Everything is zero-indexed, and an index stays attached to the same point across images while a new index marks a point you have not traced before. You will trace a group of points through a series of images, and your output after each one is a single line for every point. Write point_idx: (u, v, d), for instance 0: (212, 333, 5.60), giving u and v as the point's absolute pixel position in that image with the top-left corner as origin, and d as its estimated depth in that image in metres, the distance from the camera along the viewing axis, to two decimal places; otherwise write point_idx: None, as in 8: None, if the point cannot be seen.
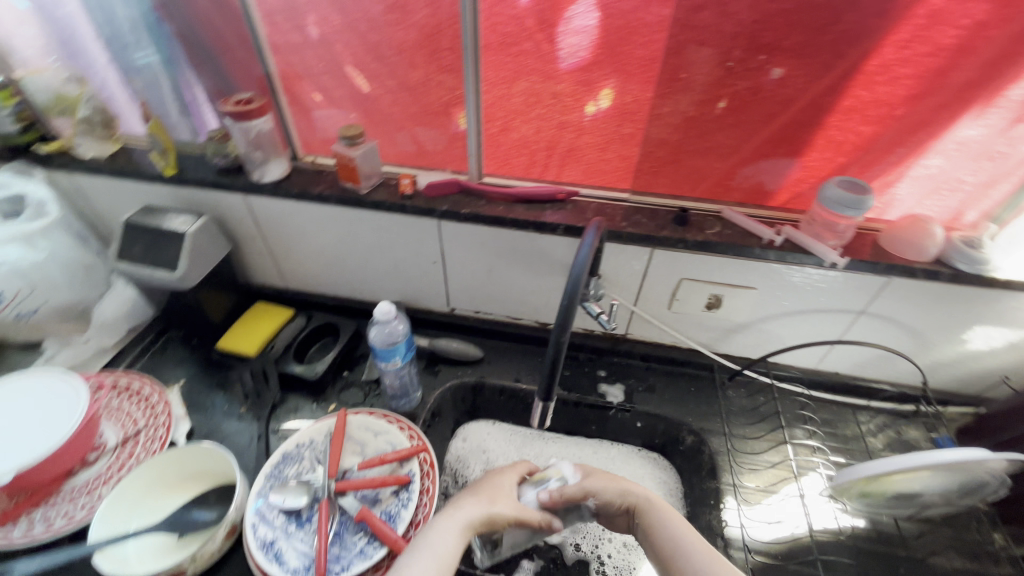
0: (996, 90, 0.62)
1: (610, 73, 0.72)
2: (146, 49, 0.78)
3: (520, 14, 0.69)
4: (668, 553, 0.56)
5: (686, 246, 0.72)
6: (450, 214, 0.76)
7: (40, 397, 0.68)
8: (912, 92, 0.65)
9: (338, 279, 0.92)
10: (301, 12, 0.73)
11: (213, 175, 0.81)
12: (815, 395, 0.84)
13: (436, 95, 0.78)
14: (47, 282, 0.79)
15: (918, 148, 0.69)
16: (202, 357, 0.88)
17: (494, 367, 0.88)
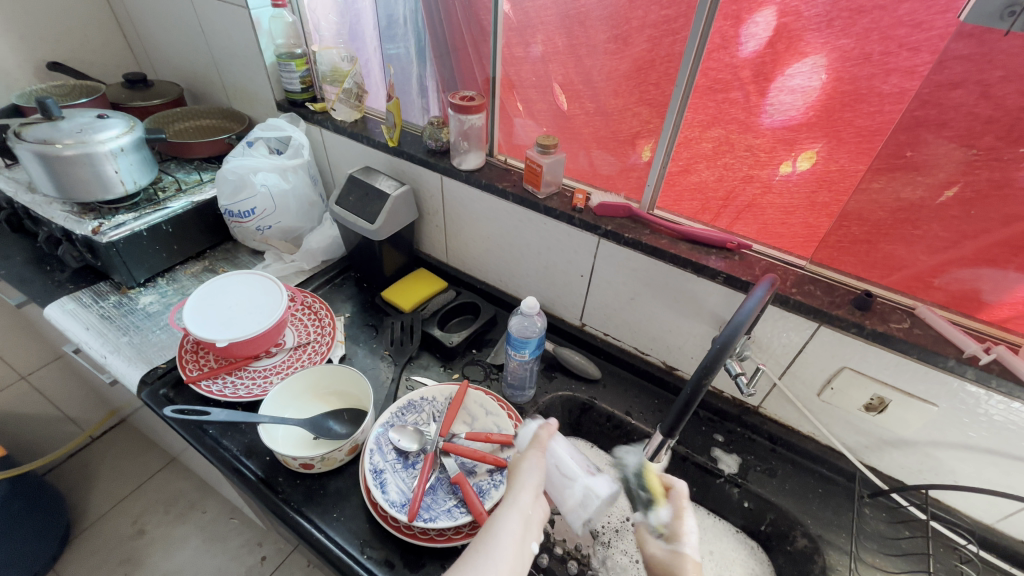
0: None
1: (819, 137, 0.68)
2: (399, 44, 0.99)
3: (737, 64, 0.69)
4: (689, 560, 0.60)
5: (861, 334, 0.65)
6: (613, 235, 0.79)
7: (258, 295, 0.87)
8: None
9: (492, 267, 1.01)
10: (532, 31, 0.84)
11: (424, 154, 0.95)
12: (980, 552, 0.69)
13: (632, 124, 0.83)
14: (283, 208, 1.00)
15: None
16: (366, 300, 1.03)
17: (608, 391, 0.89)
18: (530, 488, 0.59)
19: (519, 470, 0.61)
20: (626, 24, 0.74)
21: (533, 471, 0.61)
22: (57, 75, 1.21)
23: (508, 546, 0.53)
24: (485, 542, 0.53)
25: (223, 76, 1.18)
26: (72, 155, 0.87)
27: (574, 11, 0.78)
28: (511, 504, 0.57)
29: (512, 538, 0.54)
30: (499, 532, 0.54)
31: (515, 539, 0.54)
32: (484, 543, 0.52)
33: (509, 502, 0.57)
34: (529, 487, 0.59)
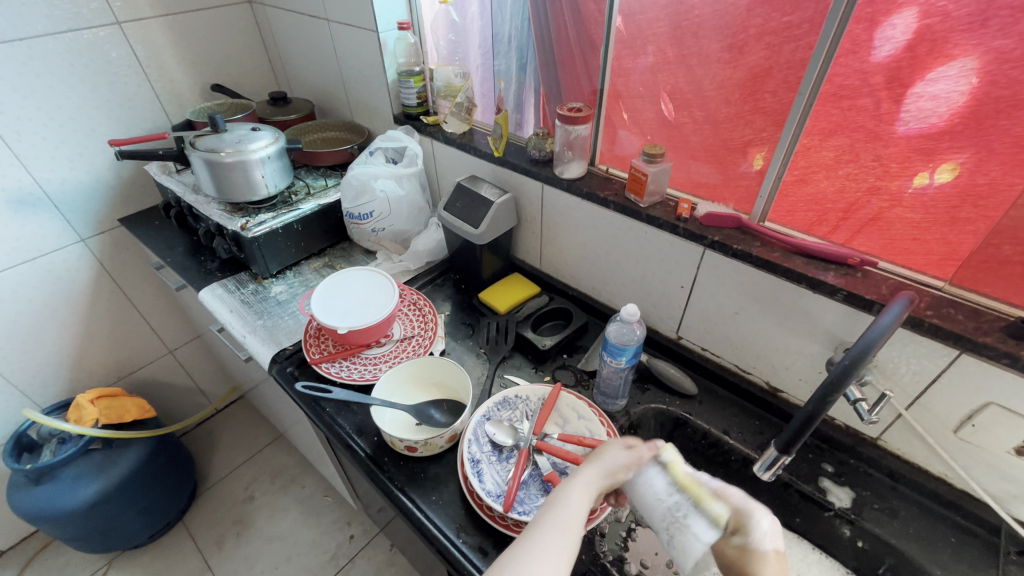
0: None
1: (964, 149, 0.62)
2: (509, 58, 1.05)
3: (868, 69, 0.65)
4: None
5: (1014, 367, 0.58)
6: (719, 246, 0.77)
7: (373, 288, 0.96)
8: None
9: (586, 274, 1.02)
10: (643, 42, 0.85)
11: (527, 163, 0.99)
12: None
13: (743, 133, 0.81)
14: (396, 211, 1.09)
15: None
16: (464, 300, 1.09)
17: (704, 408, 0.86)
18: (604, 474, 0.53)
19: (599, 453, 0.55)
20: (742, 32, 0.73)
21: (617, 457, 0.54)
22: (216, 95, 1.42)
23: (574, 521, 0.49)
24: (553, 517, 0.48)
25: (349, 93, 1.32)
26: (230, 162, 1.02)
27: (686, 22, 0.78)
28: (579, 478, 0.52)
29: (579, 516, 0.49)
30: (568, 507, 0.49)
31: (582, 514, 0.50)
32: (551, 511, 0.49)
33: (579, 478, 0.52)
34: (605, 477, 0.53)
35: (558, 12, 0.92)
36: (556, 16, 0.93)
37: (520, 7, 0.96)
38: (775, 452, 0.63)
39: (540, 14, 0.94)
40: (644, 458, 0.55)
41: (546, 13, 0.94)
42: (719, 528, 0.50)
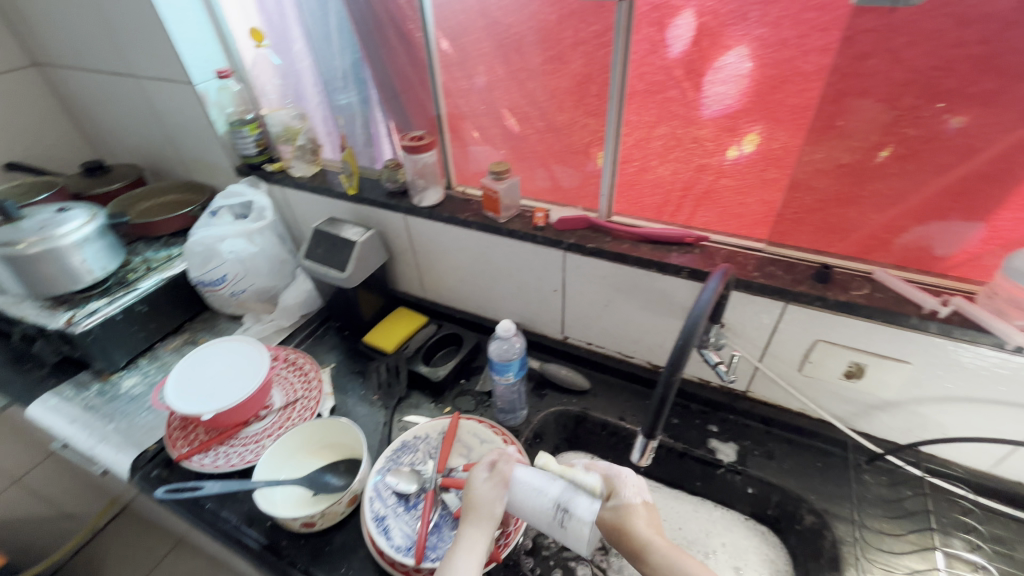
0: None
1: (758, 119, 0.73)
2: (350, 92, 1.01)
3: (669, 64, 0.73)
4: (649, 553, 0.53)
5: (826, 306, 0.67)
6: (577, 247, 0.81)
7: (238, 360, 0.87)
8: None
9: (468, 294, 1.02)
10: (475, 62, 0.87)
11: (384, 197, 0.96)
12: (971, 497, 0.70)
13: (581, 136, 0.86)
14: (254, 270, 1.01)
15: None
16: (350, 347, 1.03)
17: (600, 400, 0.89)
18: (486, 524, 0.59)
19: (474, 504, 0.60)
20: (560, 43, 0.78)
21: (489, 494, 0.61)
22: (14, 174, 1.22)
23: None
24: None
25: (179, 150, 1.20)
26: (36, 253, 0.87)
27: (509, 39, 0.82)
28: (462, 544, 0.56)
29: None
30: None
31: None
32: None
33: (465, 542, 0.57)
34: (484, 522, 0.59)
35: (385, 43, 0.91)
36: (385, 47, 0.92)
37: (347, 41, 0.94)
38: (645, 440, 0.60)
39: (370, 47, 0.93)
40: (508, 473, 0.63)
41: (375, 45, 0.92)
42: (598, 496, 0.59)
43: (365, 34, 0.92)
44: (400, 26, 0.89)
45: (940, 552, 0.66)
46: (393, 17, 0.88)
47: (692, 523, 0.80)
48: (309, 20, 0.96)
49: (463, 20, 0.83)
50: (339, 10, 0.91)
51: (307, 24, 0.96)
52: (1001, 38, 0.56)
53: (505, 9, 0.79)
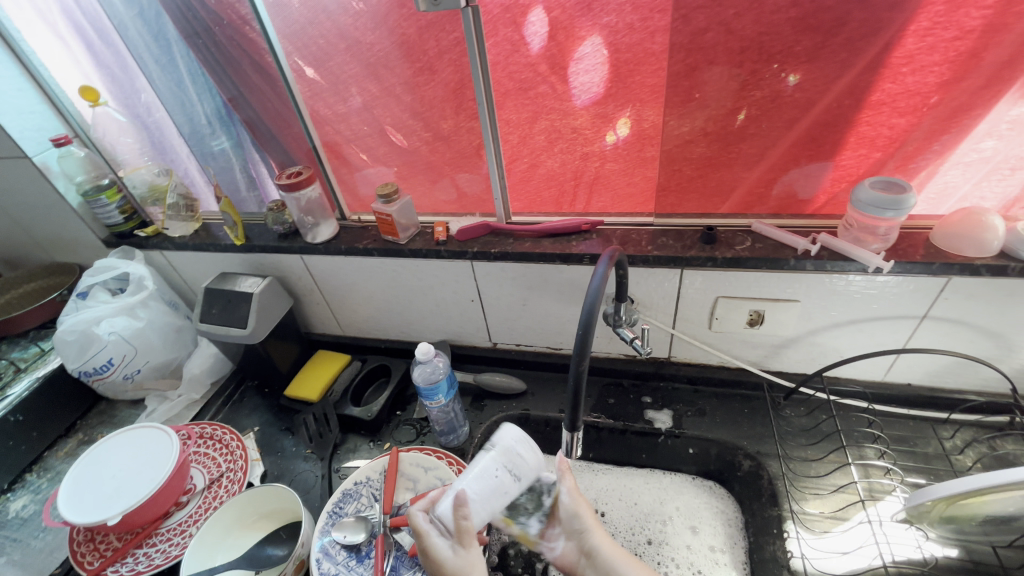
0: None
1: (626, 103, 0.76)
2: (221, 136, 0.94)
3: (533, 61, 0.75)
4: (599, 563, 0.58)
5: (716, 264, 0.71)
6: (482, 254, 0.81)
7: (141, 449, 0.78)
8: (945, 78, 0.64)
9: (388, 322, 0.99)
10: (344, 87, 0.84)
11: (275, 240, 0.91)
12: (870, 407, 0.78)
13: (466, 144, 0.86)
14: (145, 346, 0.92)
15: (963, 133, 0.67)
16: (273, 404, 0.97)
17: (538, 398, 0.89)
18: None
19: None
20: (424, 55, 0.77)
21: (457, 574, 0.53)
22: None
23: None
24: None
25: (31, 231, 1.06)
26: None
27: (373, 59, 0.79)
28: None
29: None
30: None
31: None
32: None
33: None
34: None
35: (243, 81, 0.86)
36: (245, 85, 0.86)
37: (202, 84, 0.88)
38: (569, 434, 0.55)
39: (227, 86, 0.87)
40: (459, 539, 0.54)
41: (232, 83, 0.86)
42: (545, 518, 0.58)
43: (219, 74, 0.86)
44: (255, 61, 0.83)
45: (854, 465, 0.72)
46: (244, 51, 0.83)
47: (645, 495, 0.82)
48: (155, 67, 0.88)
49: (320, 46, 0.80)
50: (185, 52, 0.85)
51: (153, 71, 0.89)
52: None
53: (360, 29, 0.77)
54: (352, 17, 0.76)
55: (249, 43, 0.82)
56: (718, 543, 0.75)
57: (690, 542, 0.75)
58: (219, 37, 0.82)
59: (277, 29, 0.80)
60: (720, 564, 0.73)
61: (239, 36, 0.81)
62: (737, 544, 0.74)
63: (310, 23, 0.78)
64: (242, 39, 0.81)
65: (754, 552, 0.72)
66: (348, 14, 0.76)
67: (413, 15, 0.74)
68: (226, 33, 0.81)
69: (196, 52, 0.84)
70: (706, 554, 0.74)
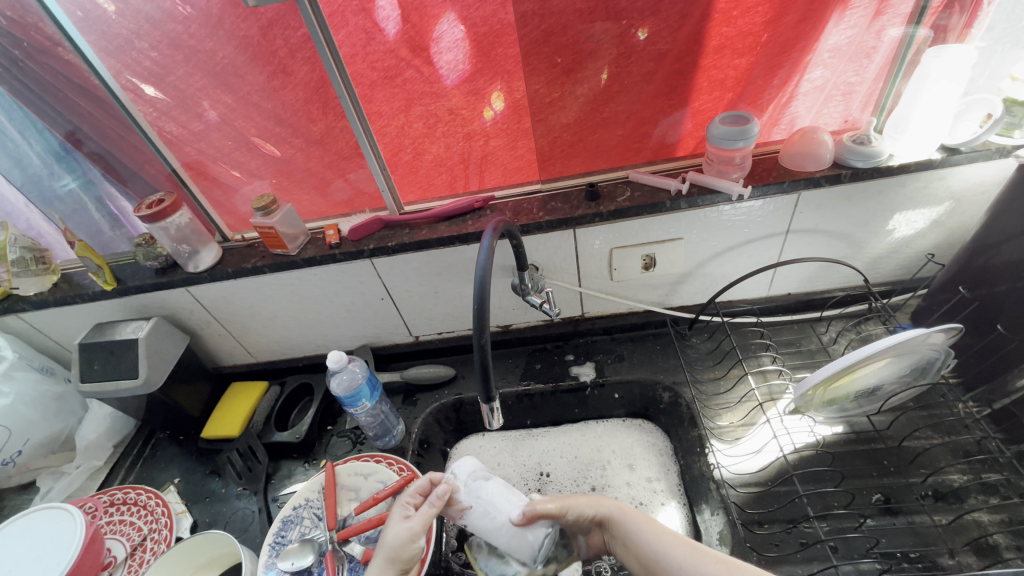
0: None
1: (494, 77, 0.77)
2: (63, 177, 0.84)
3: (392, 47, 0.73)
4: (647, 559, 0.57)
5: (604, 218, 0.75)
6: (379, 250, 0.79)
7: (37, 535, 0.70)
8: (769, 16, 0.70)
9: (301, 339, 0.94)
10: (193, 101, 0.77)
11: (152, 277, 0.83)
12: (758, 319, 0.86)
13: (342, 142, 0.82)
14: (21, 423, 0.81)
15: (796, 66, 0.74)
16: (191, 450, 0.90)
17: (469, 380, 0.90)
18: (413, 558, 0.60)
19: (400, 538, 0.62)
20: (275, 56, 0.73)
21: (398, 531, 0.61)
22: None
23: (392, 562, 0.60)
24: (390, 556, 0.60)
25: None
26: None
27: (218, 67, 0.73)
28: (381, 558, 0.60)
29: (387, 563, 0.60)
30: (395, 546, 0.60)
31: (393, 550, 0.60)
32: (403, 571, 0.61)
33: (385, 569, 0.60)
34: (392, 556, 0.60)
35: (74, 110, 0.76)
36: (76, 114, 0.77)
37: (21, 119, 0.77)
38: (486, 406, 0.53)
39: (55, 119, 0.77)
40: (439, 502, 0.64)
41: (61, 115, 0.77)
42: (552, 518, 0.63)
43: (41, 107, 0.76)
44: (81, 86, 0.74)
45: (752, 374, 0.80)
46: (66, 77, 0.74)
47: (584, 446, 0.86)
48: None
49: (154, 60, 0.72)
50: None
51: None
52: None
53: (196, 36, 0.70)
54: (183, 24, 0.69)
55: (69, 67, 0.73)
56: (654, 474, 0.80)
57: (629, 478, 0.81)
58: (29, 65, 0.72)
59: (96, 47, 0.71)
60: (658, 492, 0.78)
61: (55, 61, 0.72)
62: (669, 470, 0.81)
63: (136, 35, 0.70)
64: (59, 64, 0.72)
65: (686, 472, 0.78)
66: (178, 20, 0.69)
67: (252, 14, 0.69)
68: (37, 59, 0.72)
69: (4, 85, 0.73)
70: (644, 486, 0.79)
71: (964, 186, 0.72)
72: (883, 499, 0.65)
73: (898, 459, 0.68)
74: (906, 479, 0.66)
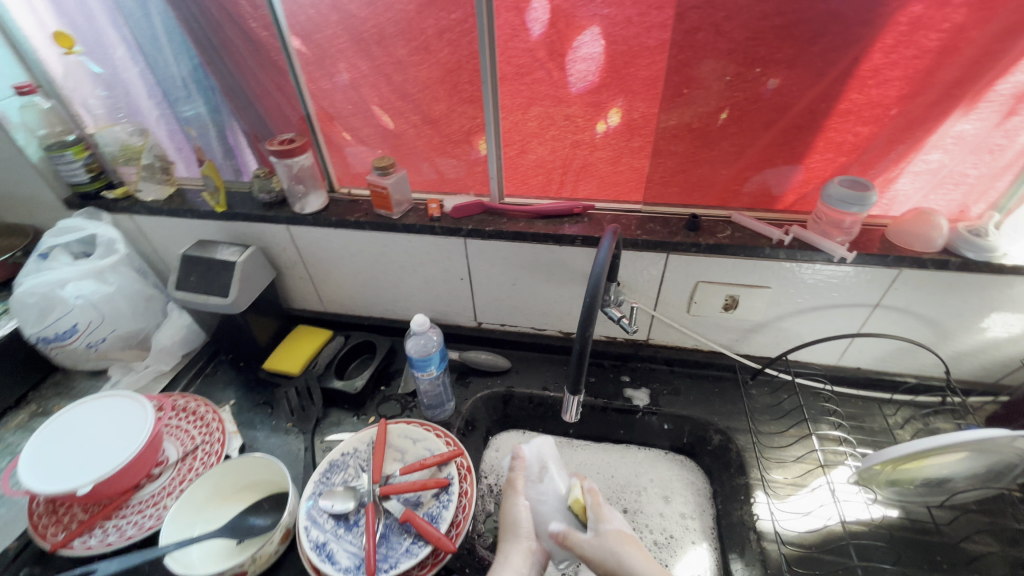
0: (987, 83, 0.69)
1: (617, 94, 0.80)
2: (196, 102, 0.90)
3: (532, 47, 0.77)
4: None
5: (700, 249, 0.76)
6: (476, 232, 0.82)
7: (111, 418, 0.74)
8: (904, 92, 0.72)
9: (372, 299, 0.98)
10: (335, 59, 0.82)
11: (259, 209, 0.89)
12: (830, 388, 0.85)
13: (460, 124, 0.86)
14: (113, 312, 0.87)
15: (917, 144, 0.76)
16: (250, 377, 0.95)
17: (522, 376, 0.92)
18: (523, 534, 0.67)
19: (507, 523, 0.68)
20: (423, 33, 0.78)
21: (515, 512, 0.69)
22: None
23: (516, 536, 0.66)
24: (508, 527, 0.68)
25: None
26: None
27: (370, 32, 0.78)
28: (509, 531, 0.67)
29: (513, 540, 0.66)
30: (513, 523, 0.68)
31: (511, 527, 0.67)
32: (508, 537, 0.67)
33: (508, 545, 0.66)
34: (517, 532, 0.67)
35: (227, 45, 0.82)
36: (227, 48, 0.82)
37: (178, 43, 0.83)
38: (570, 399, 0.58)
39: (207, 49, 0.83)
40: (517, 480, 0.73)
41: (213, 46, 0.82)
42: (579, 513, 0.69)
43: (198, 35, 0.82)
44: (238, 22, 0.80)
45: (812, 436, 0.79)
46: (229, 13, 0.79)
47: (621, 468, 0.87)
48: (128, 20, 0.83)
49: (309, 17, 0.79)
50: (162, 9, 0.80)
51: (126, 25, 0.83)
52: (794, 10, 0.68)
53: (359, 2, 0.76)
54: None
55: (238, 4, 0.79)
56: (690, 510, 0.80)
57: (663, 509, 0.80)
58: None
59: None
60: (690, 530, 0.78)
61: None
62: (705, 511, 0.80)
63: None
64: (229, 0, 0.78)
65: (723, 517, 0.77)
66: None
67: None
68: None
69: (174, 9, 0.80)
70: (677, 520, 0.79)
71: None
72: None
73: (951, 557, 0.66)
74: None
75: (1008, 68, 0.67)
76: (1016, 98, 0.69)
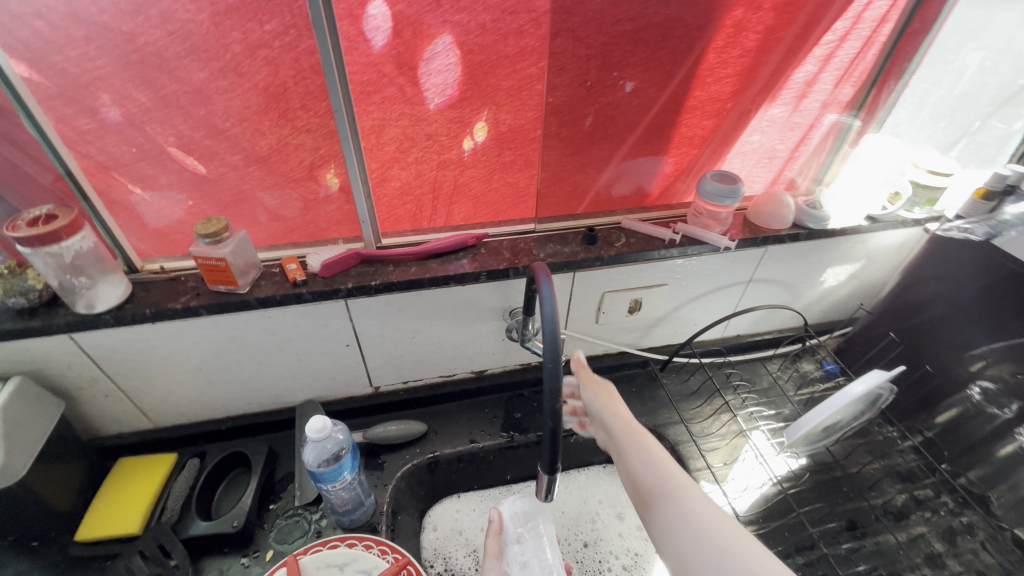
0: (785, 75, 0.74)
1: (481, 106, 0.69)
2: None
3: (375, 61, 0.61)
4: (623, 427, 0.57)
5: (604, 262, 0.75)
6: (359, 290, 0.67)
7: None
8: (735, 88, 0.74)
9: (224, 396, 0.75)
10: (88, 91, 0.56)
11: (13, 321, 0.60)
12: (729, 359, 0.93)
13: (300, 160, 0.67)
14: None
15: (738, 133, 0.80)
16: (54, 562, 0.64)
17: (443, 436, 0.80)
18: None
19: None
20: (224, 51, 0.56)
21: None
22: None
23: None
24: None
25: None
26: None
27: (138, 53, 0.55)
28: None
29: None
30: None
31: None
32: None
33: None
34: None
35: None
36: None
37: None
38: (547, 478, 0.51)
39: None
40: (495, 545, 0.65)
41: None
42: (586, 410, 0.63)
43: None
44: None
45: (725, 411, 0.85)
46: None
47: (569, 498, 0.82)
48: None
49: (34, 29, 0.52)
50: None
51: None
52: (642, 14, 0.65)
53: (110, 10, 0.51)
54: None
55: None
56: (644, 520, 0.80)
57: (620, 529, 0.79)
58: None
59: None
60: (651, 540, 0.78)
61: None
62: None
63: None
64: None
65: None
66: None
67: None
68: None
69: None
70: (636, 535, 0.78)
71: (877, 248, 0.88)
72: (850, 526, 0.71)
73: (854, 486, 0.76)
74: (868, 503, 0.74)
75: (799, 61, 0.73)
76: (805, 84, 0.76)
